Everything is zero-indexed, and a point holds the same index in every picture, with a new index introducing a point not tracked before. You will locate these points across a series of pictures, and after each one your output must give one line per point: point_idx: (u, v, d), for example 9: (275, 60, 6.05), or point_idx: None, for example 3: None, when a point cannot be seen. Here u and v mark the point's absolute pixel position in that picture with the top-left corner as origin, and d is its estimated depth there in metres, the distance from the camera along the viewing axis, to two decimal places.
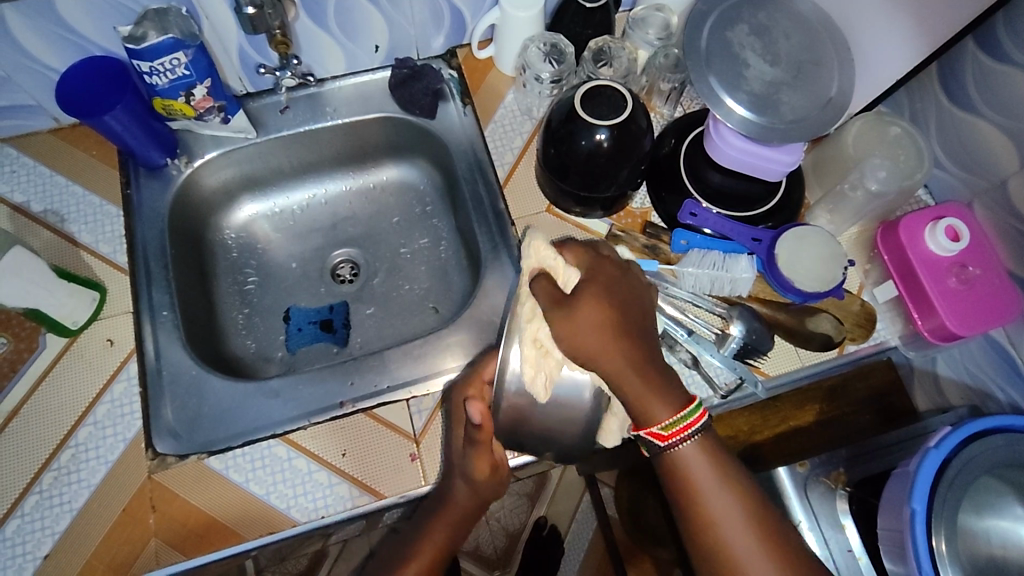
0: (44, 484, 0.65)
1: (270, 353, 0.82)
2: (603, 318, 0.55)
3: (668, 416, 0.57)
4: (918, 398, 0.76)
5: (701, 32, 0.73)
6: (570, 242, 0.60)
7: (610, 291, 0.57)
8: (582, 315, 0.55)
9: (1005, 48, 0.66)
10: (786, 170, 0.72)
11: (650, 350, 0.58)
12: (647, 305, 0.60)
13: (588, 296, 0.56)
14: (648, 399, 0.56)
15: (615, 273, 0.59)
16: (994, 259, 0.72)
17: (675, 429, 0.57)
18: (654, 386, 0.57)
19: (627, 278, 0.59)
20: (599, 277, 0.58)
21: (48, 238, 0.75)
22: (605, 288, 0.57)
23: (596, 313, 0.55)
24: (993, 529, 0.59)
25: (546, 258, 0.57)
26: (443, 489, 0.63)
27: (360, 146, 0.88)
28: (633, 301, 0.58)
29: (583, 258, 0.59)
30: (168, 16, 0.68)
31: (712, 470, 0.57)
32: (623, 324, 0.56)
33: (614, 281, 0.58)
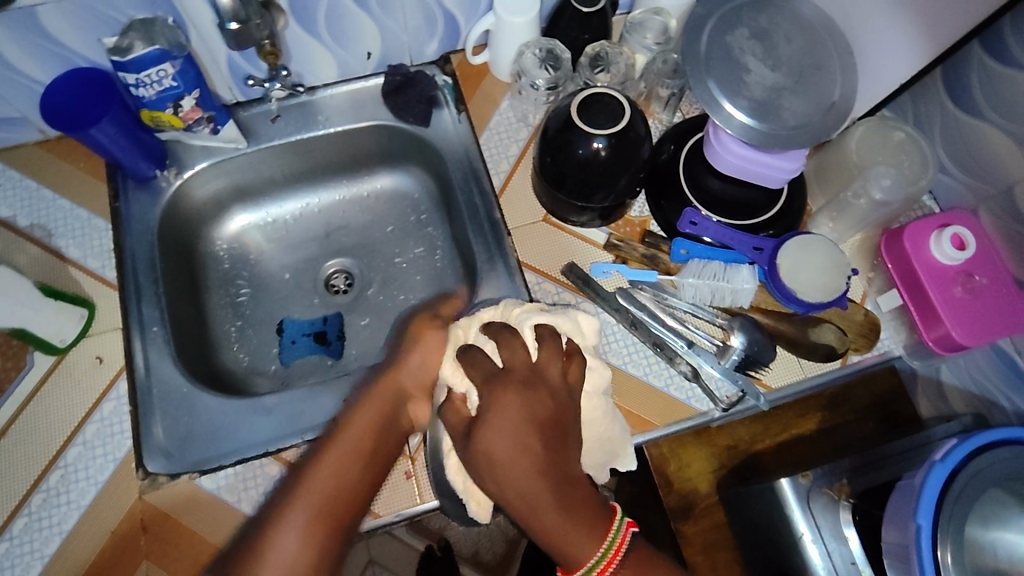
0: (33, 506, 0.64)
1: (264, 366, 0.81)
2: (507, 449, 0.50)
3: (590, 554, 0.49)
4: (922, 405, 0.75)
5: (701, 36, 0.72)
6: (473, 350, 0.57)
7: (511, 409, 0.52)
8: (480, 446, 0.51)
9: (1011, 50, 0.65)
10: (787, 177, 0.71)
11: (568, 468, 0.51)
12: (562, 409, 0.53)
13: (484, 423, 0.52)
14: (565, 537, 0.49)
15: (519, 379, 0.54)
16: (1000, 268, 0.70)
17: (603, 567, 0.49)
18: (570, 520, 0.50)
19: (533, 383, 0.53)
20: (498, 393, 0.53)
21: (35, 254, 0.74)
22: (506, 408, 0.52)
23: (497, 440, 0.51)
24: (999, 542, 0.57)
25: (457, 380, 0.57)
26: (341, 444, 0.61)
27: (353, 155, 0.86)
28: (541, 409, 0.52)
29: (483, 369, 0.55)
30: (153, 27, 0.67)
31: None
32: (529, 444, 0.50)
33: (518, 397, 0.52)
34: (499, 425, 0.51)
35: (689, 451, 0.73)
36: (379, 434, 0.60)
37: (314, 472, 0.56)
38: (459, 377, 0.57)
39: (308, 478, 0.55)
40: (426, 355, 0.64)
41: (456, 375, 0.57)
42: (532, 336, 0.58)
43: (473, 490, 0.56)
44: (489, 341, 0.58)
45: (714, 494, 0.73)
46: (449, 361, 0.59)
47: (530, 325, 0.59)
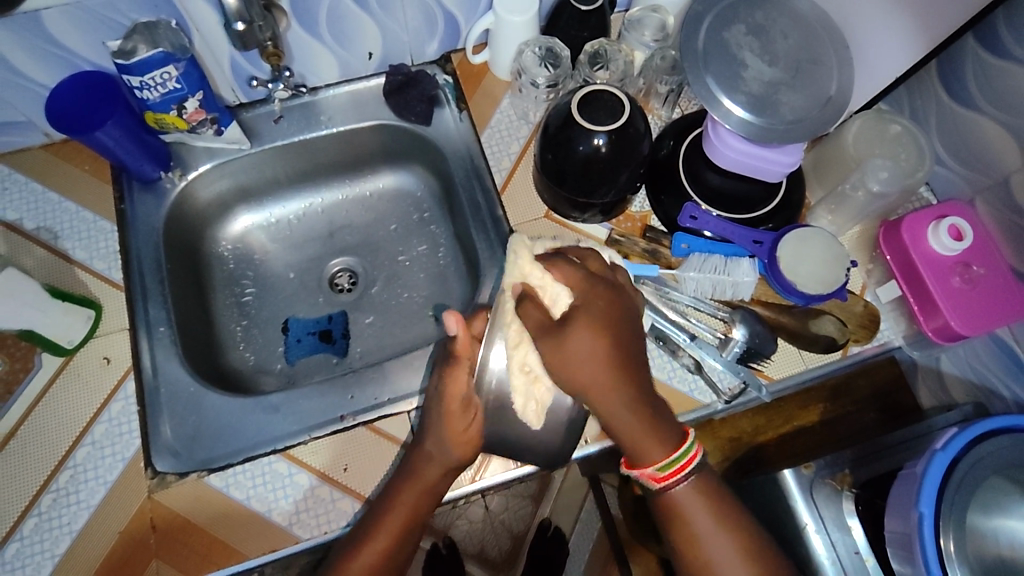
0: (43, 506, 0.64)
1: (270, 365, 0.81)
2: (600, 346, 0.57)
3: (665, 454, 0.58)
4: (923, 394, 0.75)
5: (699, 33, 0.72)
6: (554, 255, 0.59)
7: (608, 309, 0.58)
8: (574, 339, 0.56)
9: (1005, 43, 0.66)
10: (786, 171, 0.71)
11: (643, 376, 0.60)
12: (637, 320, 0.61)
13: (581, 316, 0.57)
14: (642, 436, 0.58)
15: (604, 289, 0.59)
16: (998, 258, 0.71)
17: (676, 467, 0.58)
18: (647, 421, 0.58)
19: (616, 297, 0.60)
20: (593, 295, 0.58)
21: (41, 256, 0.74)
22: (602, 306, 0.58)
23: (591, 337, 0.57)
24: (1002, 528, 0.58)
25: (532, 275, 0.57)
26: (410, 460, 0.62)
27: (355, 154, 0.87)
28: (624, 321, 0.59)
29: (570, 275, 0.58)
30: (157, 30, 0.68)
31: (709, 504, 0.59)
32: (619, 343, 0.58)
33: (609, 301, 0.59)
34: (591, 327, 0.57)
35: None
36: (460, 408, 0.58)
37: (385, 520, 0.60)
38: (539, 272, 0.57)
39: (381, 523, 0.60)
40: (444, 441, 0.60)
41: (532, 267, 0.57)
42: (608, 261, 0.63)
43: (534, 390, 0.57)
44: (564, 250, 0.61)
45: None
46: (521, 252, 0.57)
47: (606, 249, 0.64)
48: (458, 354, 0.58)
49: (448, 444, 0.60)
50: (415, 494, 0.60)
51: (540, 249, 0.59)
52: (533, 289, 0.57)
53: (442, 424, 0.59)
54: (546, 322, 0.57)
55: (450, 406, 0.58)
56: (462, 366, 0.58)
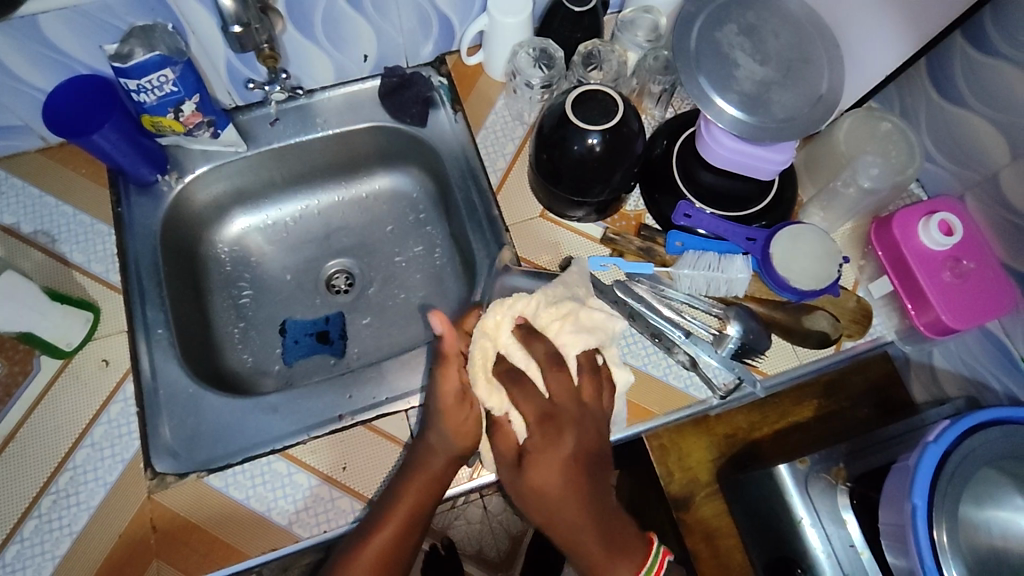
0: (42, 508, 0.64)
1: (267, 366, 0.82)
2: (556, 485, 0.60)
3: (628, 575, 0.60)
4: (917, 391, 0.76)
5: (691, 33, 0.73)
6: (517, 379, 0.62)
7: (559, 450, 0.60)
8: (534, 474, 0.60)
9: (993, 40, 0.67)
10: (778, 169, 0.72)
11: (609, 499, 0.62)
12: (599, 437, 0.62)
13: (538, 457, 0.61)
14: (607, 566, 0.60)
15: (560, 419, 0.61)
16: (987, 252, 0.72)
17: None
18: (609, 544, 0.60)
19: (575, 419, 0.61)
20: (550, 430, 0.61)
21: (39, 259, 0.74)
22: (554, 446, 0.61)
23: (551, 472, 0.60)
24: (993, 520, 0.59)
25: (496, 406, 0.61)
26: (421, 445, 0.63)
27: (351, 156, 0.88)
28: (584, 449, 0.61)
29: (529, 411, 0.61)
30: (154, 33, 0.68)
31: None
32: (576, 478, 0.60)
33: (565, 436, 0.61)
34: (545, 468, 0.60)
35: (687, 441, 0.74)
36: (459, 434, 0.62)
37: (392, 511, 0.61)
38: (499, 402, 0.61)
39: (392, 511, 0.61)
40: (446, 434, 0.62)
41: (492, 400, 0.61)
42: (575, 365, 0.63)
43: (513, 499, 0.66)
44: (528, 360, 0.63)
45: (714, 482, 0.73)
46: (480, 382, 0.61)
47: (574, 353, 0.63)
48: (447, 354, 0.62)
49: (452, 437, 0.62)
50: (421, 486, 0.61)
51: (503, 361, 0.63)
52: (498, 413, 0.62)
53: (442, 419, 0.62)
54: (509, 452, 0.62)
55: (446, 405, 0.61)
56: (454, 365, 0.62)
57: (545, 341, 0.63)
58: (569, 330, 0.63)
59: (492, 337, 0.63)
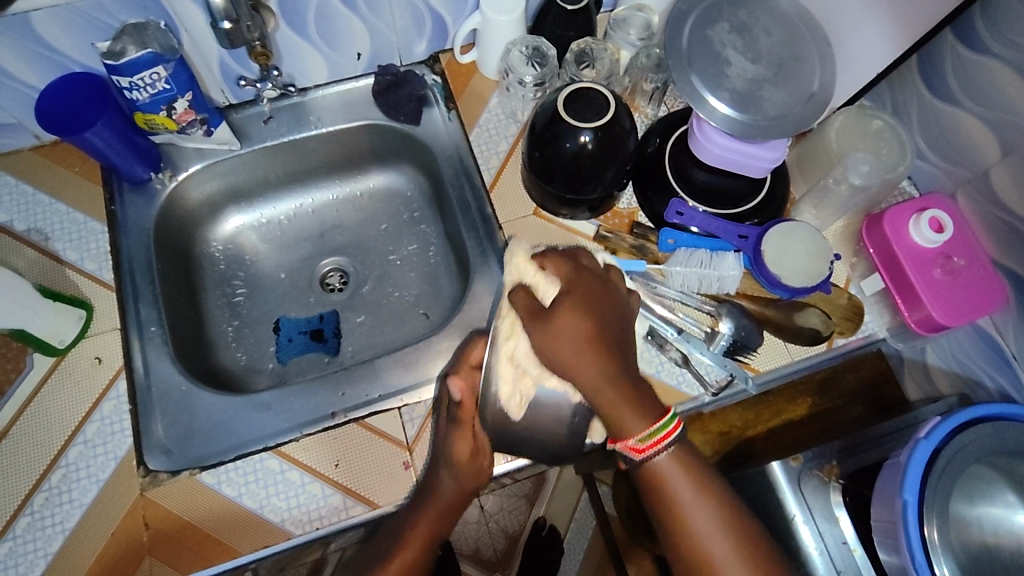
0: (35, 506, 0.64)
1: (261, 365, 0.82)
2: (581, 333, 0.57)
3: (644, 429, 0.57)
4: (911, 389, 0.77)
5: (683, 31, 0.73)
6: (550, 254, 0.62)
7: (591, 299, 0.59)
8: (561, 320, 0.57)
9: (982, 38, 0.67)
10: (770, 167, 0.73)
11: (632, 362, 0.59)
12: (627, 313, 0.61)
13: (567, 307, 0.58)
14: (622, 409, 0.57)
15: (591, 280, 0.61)
16: (978, 249, 0.72)
17: (656, 440, 0.57)
18: (630, 396, 0.57)
19: (609, 289, 0.61)
20: (581, 288, 0.59)
21: (32, 258, 0.74)
22: (586, 295, 0.59)
23: (577, 322, 0.57)
24: (985, 516, 0.60)
25: (526, 273, 0.61)
26: (428, 480, 0.64)
27: (345, 155, 0.88)
28: (615, 311, 0.60)
29: (563, 270, 0.61)
30: (146, 31, 0.68)
31: (689, 480, 0.58)
32: (602, 330, 0.58)
33: (594, 293, 0.59)
34: (576, 311, 0.57)
35: None
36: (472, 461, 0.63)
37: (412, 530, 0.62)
38: (532, 270, 0.61)
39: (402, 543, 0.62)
40: (461, 479, 0.63)
41: (526, 267, 0.61)
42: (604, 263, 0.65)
43: (521, 385, 0.58)
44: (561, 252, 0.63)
45: None
46: (519, 255, 0.62)
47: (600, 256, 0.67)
48: (464, 418, 0.64)
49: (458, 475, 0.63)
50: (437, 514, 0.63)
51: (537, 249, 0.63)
52: (528, 280, 0.60)
53: (450, 457, 0.63)
54: (535, 308, 0.58)
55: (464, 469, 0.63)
56: (467, 428, 0.64)
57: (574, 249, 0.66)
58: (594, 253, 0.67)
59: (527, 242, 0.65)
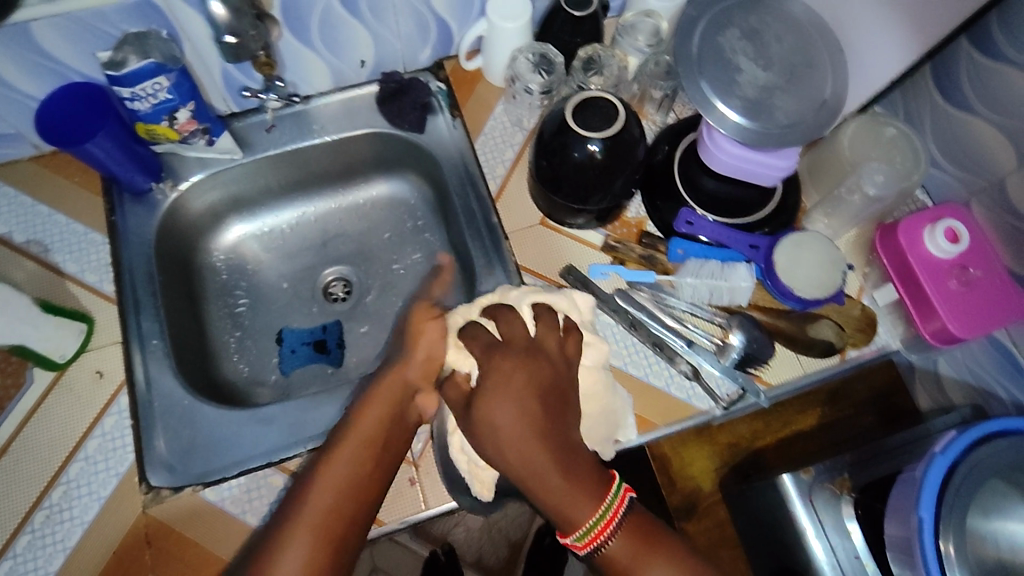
0: (36, 523, 0.63)
1: (264, 376, 0.81)
2: (511, 421, 0.54)
3: (588, 516, 0.53)
4: (922, 399, 0.76)
5: (693, 38, 0.72)
6: (473, 327, 0.62)
7: (514, 382, 0.55)
8: (483, 408, 0.55)
9: (999, 45, 0.66)
10: (781, 175, 0.71)
11: (568, 433, 0.55)
12: (558, 375, 0.57)
13: (484, 393, 0.56)
14: (562, 505, 0.53)
15: (512, 355, 0.57)
16: (994, 259, 0.71)
17: (599, 529, 0.54)
18: (568, 485, 0.53)
19: (532, 357, 0.57)
20: (499, 365, 0.57)
21: (32, 270, 0.73)
22: (507, 381, 0.56)
23: (500, 412, 0.54)
24: (1001, 531, 0.58)
25: (456, 360, 0.62)
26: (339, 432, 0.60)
27: (348, 163, 0.87)
28: (542, 383, 0.56)
29: (479, 347, 0.60)
30: (147, 39, 0.67)
31: (639, 561, 0.54)
32: (530, 412, 0.54)
33: (516, 367, 0.56)
34: (497, 399, 0.55)
35: (688, 451, 0.75)
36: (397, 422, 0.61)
37: (313, 509, 0.54)
38: (459, 356, 0.62)
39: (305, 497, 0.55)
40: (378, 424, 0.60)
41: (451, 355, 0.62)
42: (529, 315, 0.63)
43: (476, 470, 0.62)
44: (488, 321, 0.62)
45: (718, 491, 0.75)
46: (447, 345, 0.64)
47: (526, 304, 0.64)
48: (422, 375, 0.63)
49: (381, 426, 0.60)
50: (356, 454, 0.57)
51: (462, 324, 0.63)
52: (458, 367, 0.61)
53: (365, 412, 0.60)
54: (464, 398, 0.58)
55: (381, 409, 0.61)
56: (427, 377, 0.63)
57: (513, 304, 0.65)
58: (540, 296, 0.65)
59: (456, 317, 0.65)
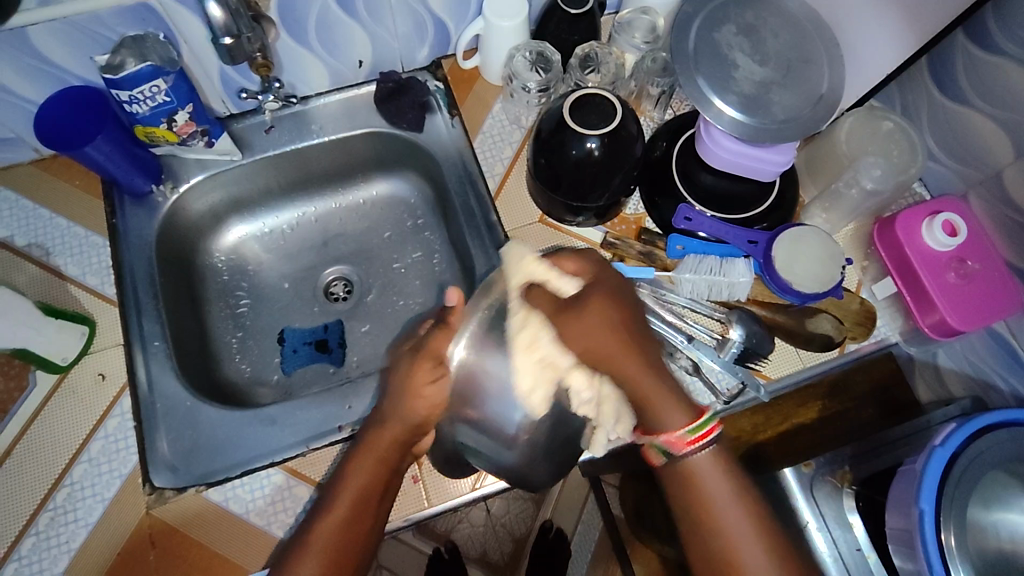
0: (40, 526, 0.64)
1: (266, 376, 0.81)
2: (604, 321, 0.60)
3: (686, 422, 0.57)
4: (921, 390, 0.76)
5: (689, 34, 0.72)
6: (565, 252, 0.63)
7: (615, 296, 0.61)
8: (591, 309, 0.60)
9: (996, 39, 0.66)
10: (779, 170, 0.71)
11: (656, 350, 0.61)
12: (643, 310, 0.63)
13: (594, 299, 0.60)
14: (661, 404, 0.58)
15: (610, 277, 0.62)
16: (993, 252, 0.71)
17: (701, 433, 0.56)
18: (668, 391, 0.58)
19: (623, 288, 0.62)
20: (598, 286, 0.61)
21: (34, 273, 0.74)
22: (608, 293, 0.61)
23: (598, 313, 0.60)
24: (1001, 521, 0.58)
25: (536, 272, 0.59)
26: (336, 476, 0.60)
27: (347, 163, 0.87)
28: (635, 309, 0.62)
29: (580, 266, 0.62)
30: (145, 43, 0.67)
31: (725, 478, 0.56)
32: (628, 326, 0.60)
33: (614, 288, 0.62)
34: (606, 304, 0.60)
35: None
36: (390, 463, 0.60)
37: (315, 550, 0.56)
38: (541, 268, 0.60)
39: (308, 543, 0.56)
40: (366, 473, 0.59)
41: (535, 265, 0.59)
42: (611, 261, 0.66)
43: (544, 375, 0.56)
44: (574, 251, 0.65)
45: None
46: (522, 251, 0.60)
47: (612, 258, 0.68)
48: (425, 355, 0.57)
49: (371, 472, 0.59)
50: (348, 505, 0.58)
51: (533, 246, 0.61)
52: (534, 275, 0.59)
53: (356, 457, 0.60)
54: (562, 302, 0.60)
55: (368, 457, 0.59)
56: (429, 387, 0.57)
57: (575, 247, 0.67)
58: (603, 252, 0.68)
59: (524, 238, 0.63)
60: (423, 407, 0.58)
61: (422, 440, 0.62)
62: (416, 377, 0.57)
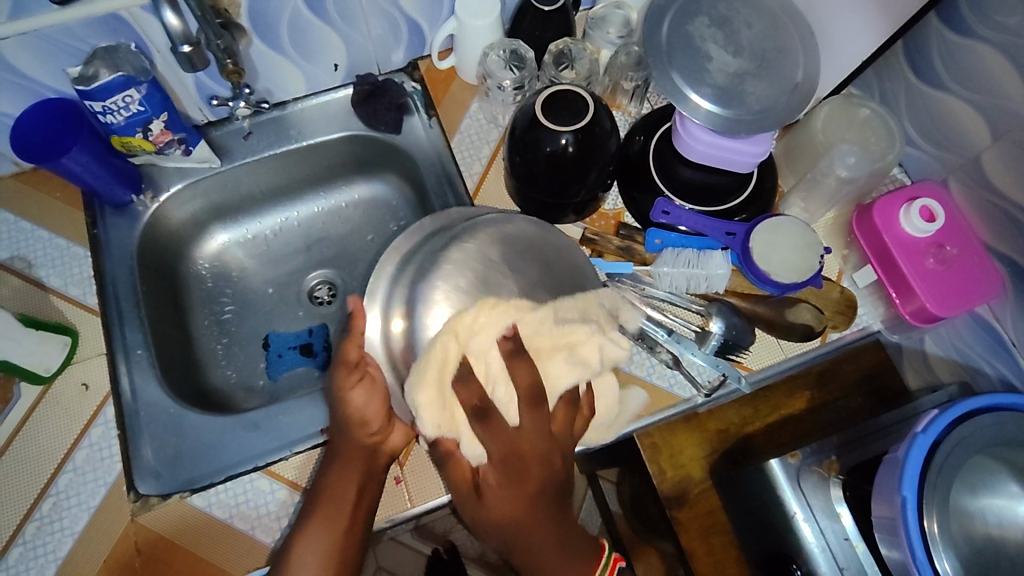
0: (27, 535, 0.65)
1: (252, 382, 0.82)
2: (492, 509, 0.56)
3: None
4: (910, 377, 0.75)
5: (661, 27, 0.72)
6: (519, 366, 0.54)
7: (514, 491, 0.56)
8: (493, 506, 0.56)
9: (968, 22, 0.66)
10: (755, 161, 0.72)
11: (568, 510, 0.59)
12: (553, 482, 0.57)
13: (496, 492, 0.56)
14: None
15: (516, 460, 0.55)
16: (971, 237, 0.71)
17: None
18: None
19: (520, 467, 0.55)
20: (509, 455, 0.55)
21: (16, 285, 0.75)
22: (507, 487, 0.56)
23: (492, 505, 0.56)
24: (988, 507, 0.57)
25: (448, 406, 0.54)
26: (316, 482, 0.63)
27: (327, 166, 0.87)
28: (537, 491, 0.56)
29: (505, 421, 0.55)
30: (118, 54, 0.68)
31: None
32: (528, 515, 0.56)
33: (505, 474, 0.55)
34: (497, 495, 0.56)
35: (680, 441, 0.72)
36: (367, 463, 0.62)
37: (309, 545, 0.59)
38: (448, 409, 0.54)
39: (302, 537, 0.60)
40: (338, 471, 0.62)
41: (444, 399, 0.54)
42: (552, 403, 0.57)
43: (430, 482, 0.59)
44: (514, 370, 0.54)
45: (708, 479, 0.71)
46: (439, 375, 0.54)
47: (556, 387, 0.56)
48: (351, 361, 0.60)
49: (343, 472, 0.62)
50: (328, 510, 0.60)
51: (453, 377, 0.54)
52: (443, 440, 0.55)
53: (333, 460, 0.63)
54: (468, 480, 0.56)
55: (342, 461, 0.62)
56: (368, 385, 0.61)
57: (499, 343, 0.54)
58: (532, 326, 0.55)
59: (453, 350, 0.54)
60: (366, 415, 0.61)
61: (390, 440, 0.63)
62: (344, 388, 0.61)
